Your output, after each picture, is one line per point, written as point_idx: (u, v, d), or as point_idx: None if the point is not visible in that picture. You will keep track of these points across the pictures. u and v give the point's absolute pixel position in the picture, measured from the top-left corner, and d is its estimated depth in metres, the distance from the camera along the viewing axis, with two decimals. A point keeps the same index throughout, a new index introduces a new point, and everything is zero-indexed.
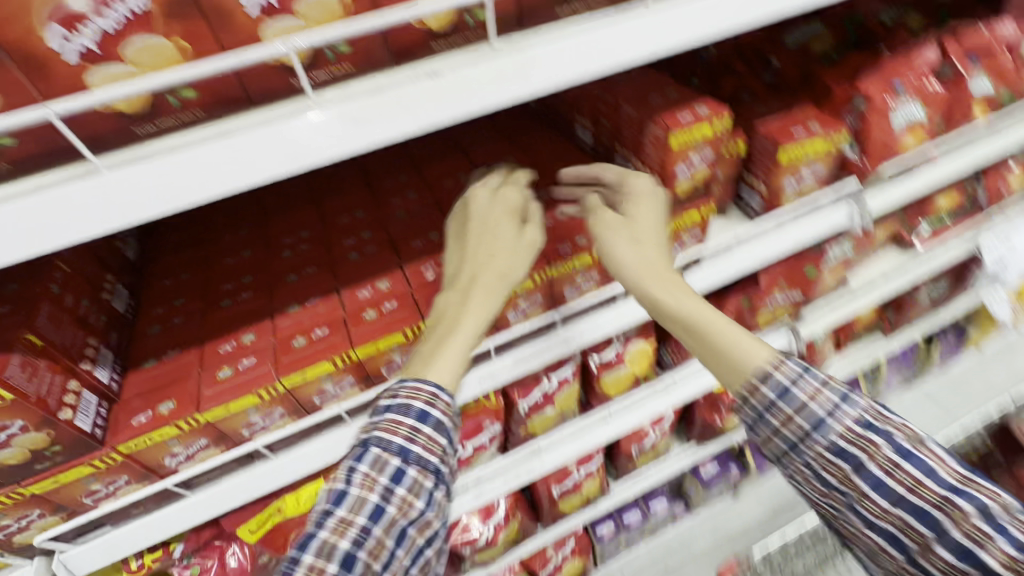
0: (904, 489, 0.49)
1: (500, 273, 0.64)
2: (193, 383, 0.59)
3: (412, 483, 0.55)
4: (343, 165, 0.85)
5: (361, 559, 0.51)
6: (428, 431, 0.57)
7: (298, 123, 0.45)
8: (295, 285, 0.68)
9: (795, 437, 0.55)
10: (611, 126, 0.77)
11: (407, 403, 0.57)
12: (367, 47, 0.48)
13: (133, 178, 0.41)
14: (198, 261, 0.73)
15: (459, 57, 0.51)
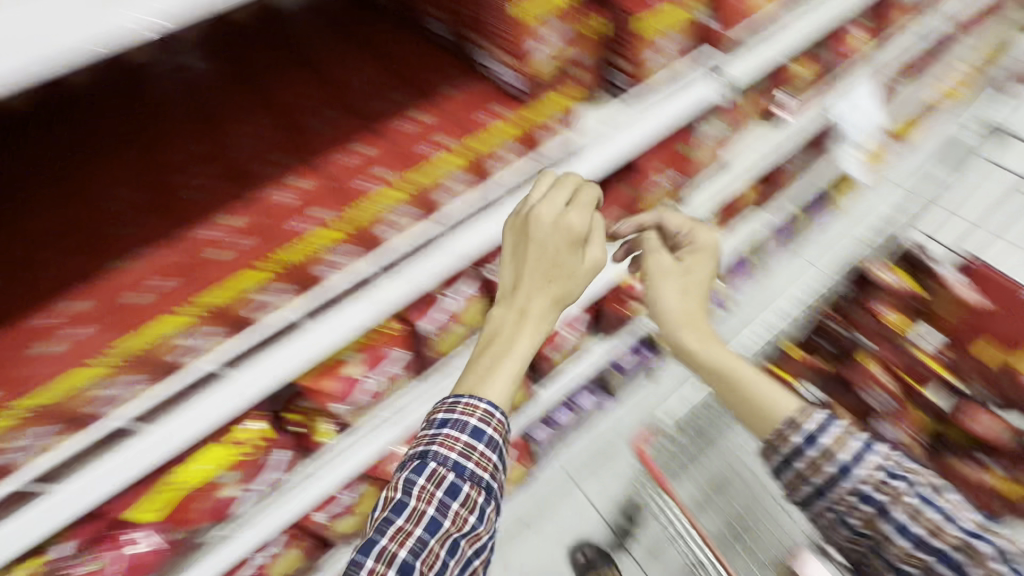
0: (921, 517, 0.67)
1: (553, 298, 0.73)
2: (13, 366, 0.53)
3: (466, 497, 0.69)
4: (161, 84, 0.71)
5: (417, 566, 0.63)
6: (480, 448, 0.71)
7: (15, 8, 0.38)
8: (117, 236, 0.59)
9: (824, 482, 0.74)
10: (461, 14, 0.71)
11: (464, 419, 0.70)
12: None
13: None
14: None
15: None
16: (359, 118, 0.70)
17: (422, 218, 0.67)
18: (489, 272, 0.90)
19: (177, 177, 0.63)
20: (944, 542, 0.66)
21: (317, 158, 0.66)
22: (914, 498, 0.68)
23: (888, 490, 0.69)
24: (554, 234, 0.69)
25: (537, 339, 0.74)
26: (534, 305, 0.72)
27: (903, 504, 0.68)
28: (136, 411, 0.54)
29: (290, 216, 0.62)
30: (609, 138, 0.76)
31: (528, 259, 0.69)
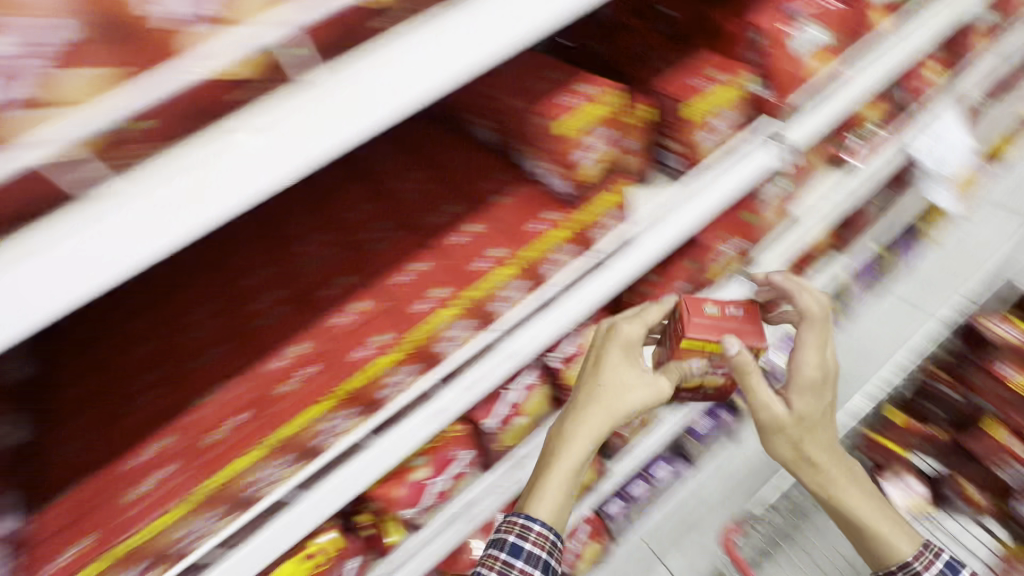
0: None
1: (624, 408, 0.72)
2: (115, 507, 0.54)
3: None
4: (241, 227, 0.77)
5: None
6: (519, 564, 0.71)
7: (55, 235, 0.33)
8: (190, 382, 0.62)
9: None
10: (502, 123, 0.67)
11: (501, 538, 0.73)
12: (167, 116, 0.35)
13: None
14: (161, 323, 0.70)
15: (281, 108, 0.39)
16: (405, 224, 0.70)
17: (477, 330, 0.66)
18: (551, 359, 0.90)
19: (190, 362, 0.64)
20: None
21: (376, 281, 0.65)
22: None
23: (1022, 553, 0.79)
24: (623, 365, 0.73)
25: (589, 450, 0.71)
26: (591, 416, 0.72)
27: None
28: (289, 488, 0.59)
29: (358, 341, 0.61)
30: (663, 223, 0.74)
31: (592, 380, 0.73)
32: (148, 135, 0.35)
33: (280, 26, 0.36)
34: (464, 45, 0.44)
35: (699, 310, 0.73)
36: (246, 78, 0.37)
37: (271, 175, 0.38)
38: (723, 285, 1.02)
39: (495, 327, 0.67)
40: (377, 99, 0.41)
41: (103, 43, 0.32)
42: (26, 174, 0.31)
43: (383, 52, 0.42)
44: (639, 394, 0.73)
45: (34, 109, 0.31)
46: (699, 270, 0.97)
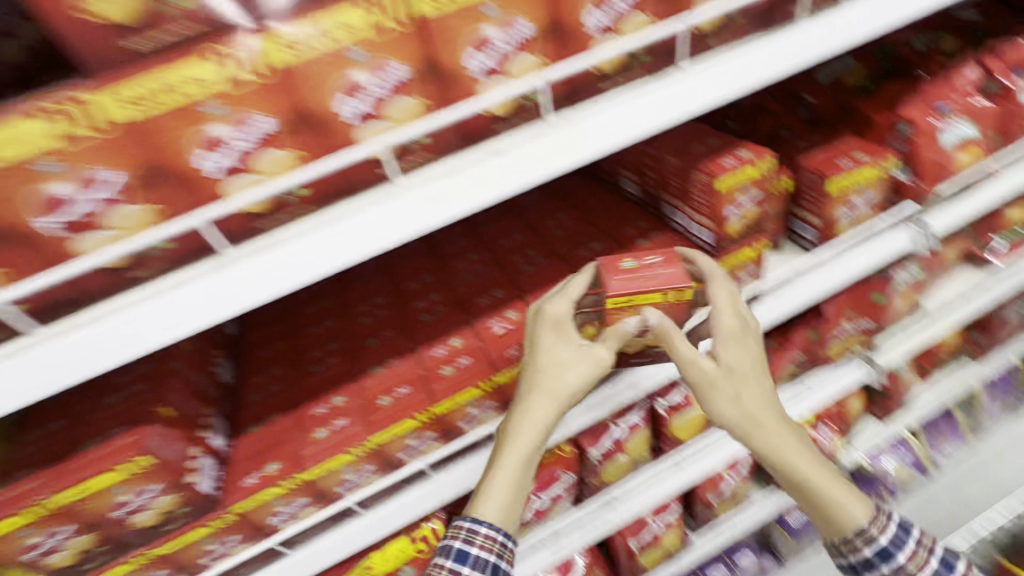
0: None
1: (556, 390, 0.61)
2: (295, 444, 0.63)
3: None
4: (409, 242, 0.91)
5: None
6: (467, 572, 0.60)
7: (367, 213, 0.46)
8: (365, 355, 0.73)
9: None
10: (656, 176, 0.75)
11: (445, 547, 0.61)
12: (443, 134, 0.48)
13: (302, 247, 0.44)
14: (338, 307, 0.84)
15: (523, 137, 0.49)
16: (556, 254, 0.80)
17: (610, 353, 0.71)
18: (659, 405, 0.93)
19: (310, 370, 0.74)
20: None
21: (528, 296, 0.74)
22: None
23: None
24: (554, 345, 0.61)
25: (539, 441, 0.61)
26: (532, 401, 0.61)
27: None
28: (431, 460, 0.68)
29: (509, 344, 0.69)
30: (790, 286, 0.79)
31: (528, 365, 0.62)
32: (425, 150, 0.48)
33: (533, 83, 0.47)
34: (666, 107, 0.52)
35: (615, 267, 0.61)
36: (503, 114, 0.49)
37: (496, 190, 0.48)
38: (841, 367, 1.03)
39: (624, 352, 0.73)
40: (586, 140, 0.50)
41: (424, 82, 0.45)
42: (352, 165, 0.45)
43: (601, 105, 0.51)
44: (586, 367, 0.60)
45: (376, 119, 0.44)
46: (820, 343, 0.96)
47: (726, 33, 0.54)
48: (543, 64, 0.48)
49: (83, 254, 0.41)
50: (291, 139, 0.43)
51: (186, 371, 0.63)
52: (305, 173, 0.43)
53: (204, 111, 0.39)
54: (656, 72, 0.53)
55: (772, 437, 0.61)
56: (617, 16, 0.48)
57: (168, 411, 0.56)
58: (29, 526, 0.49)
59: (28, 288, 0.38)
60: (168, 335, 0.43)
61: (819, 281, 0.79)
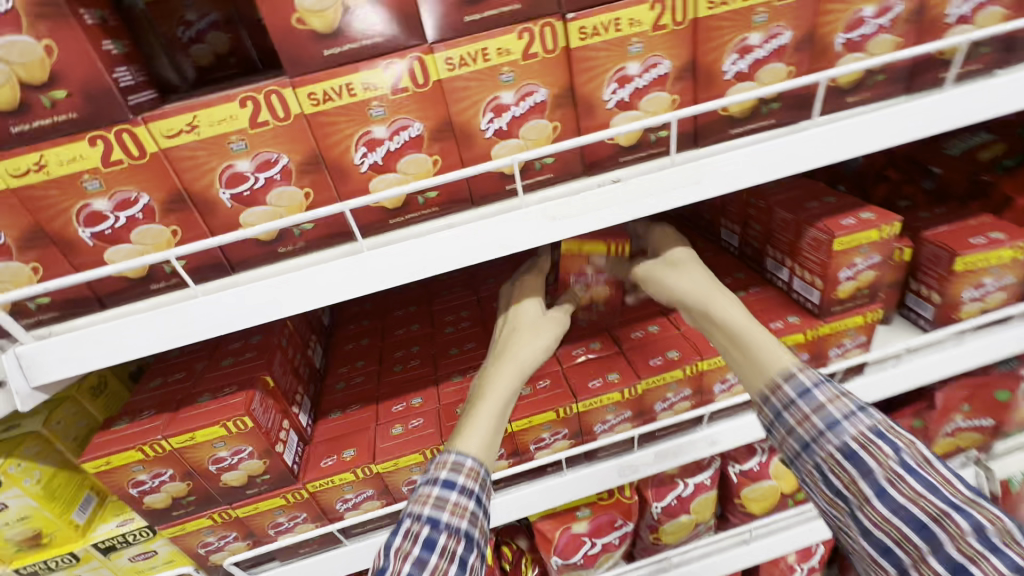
0: (901, 501, 0.42)
1: (530, 337, 0.62)
2: (370, 436, 0.65)
3: (443, 549, 0.49)
4: (497, 263, 0.94)
5: None
6: (454, 498, 0.52)
7: (486, 223, 0.48)
8: (446, 363, 0.75)
9: (808, 438, 0.48)
10: (762, 229, 0.73)
11: (433, 475, 0.54)
12: (567, 157, 0.50)
13: (421, 246, 0.47)
14: (424, 315, 0.88)
15: (644, 170, 0.51)
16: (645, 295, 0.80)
17: (692, 402, 0.68)
18: (732, 469, 0.87)
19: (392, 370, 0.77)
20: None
21: (613, 330, 0.73)
22: (925, 495, 0.42)
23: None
24: (523, 296, 0.66)
25: (518, 381, 0.59)
26: (508, 345, 0.62)
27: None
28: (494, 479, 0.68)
29: (591, 374, 0.67)
30: (897, 362, 0.74)
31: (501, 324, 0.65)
32: (548, 170, 0.50)
33: (665, 119, 0.47)
34: (796, 156, 0.51)
35: None
36: (628, 145, 0.51)
37: (609, 217, 0.50)
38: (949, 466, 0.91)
39: (707, 405, 0.69)
40: (706, 180, 0.50)
41: (559, 108, 0.48)
42: (481, 176, 0.49)
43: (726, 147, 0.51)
44: (554, 321, 0.64)
45: (511, 137, 0.48)
46: (926, 434, 0.86)
47: (864, 89, 0.53)
48: (674, 103, 0.49)
49: (244, 225, 0.46)
50: (432, 145, 0.46)
51: (287, 347, 0.68)
52: (439, 179, 0.46)
53: (370, 113, 0.44)
54: (788, 123, 0.53)
55: (718, 299, 0.57)
56: (755, 63, 0.49)
57: (270, 380, 0.60)
58: (139, 462, 0.54)
59: (191, 249, 0.43)
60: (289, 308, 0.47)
61: (931, 362, 0.74)
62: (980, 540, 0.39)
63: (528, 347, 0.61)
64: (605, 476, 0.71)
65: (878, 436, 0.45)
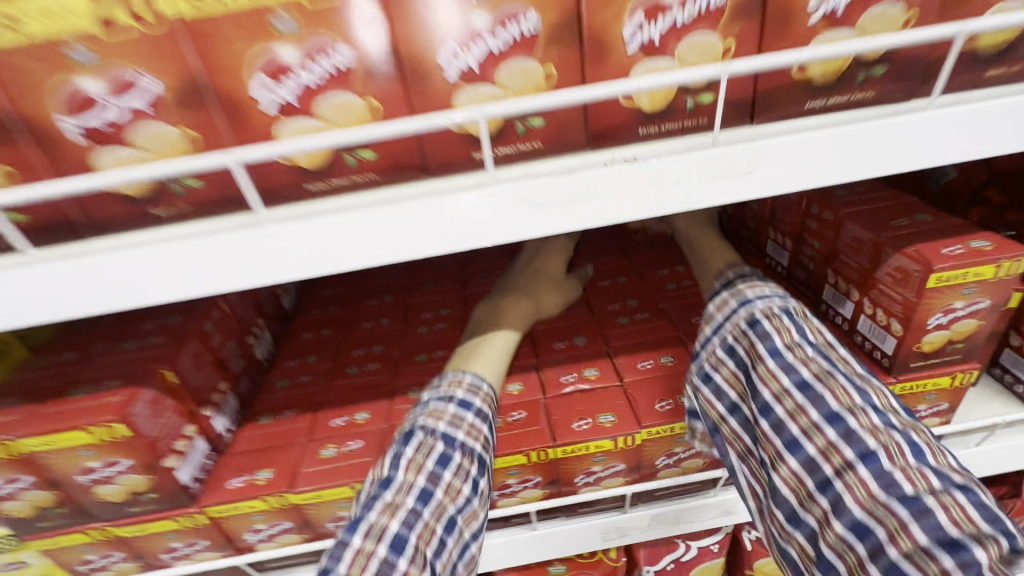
0: (796, 362, 0.43)
1: (550, 289, 0.65)
2: (295, 454, 0.53)
3: (459, 467, 0.46)
4: (493, 256, 0.80)
5: (413, 544, 0.42)
6: (469, 419, 0.49)
7: (437, 204, 0.35)
8: (409, 371, 0.62)
9: (719, 319, 0.50)
10: (823, 247, 0.57)
11: (447, 394, 0.51)
12: (564, 121, 0.36)
13: (345, 228, 0.35)
14: (399, 308, 0.75)
15: (671, 149, 0.35)
16: (663, 314, 0.65)
17: (705, 460, 0.53)
18: (747, 535, 0.71)
19: (344, 372, 0.64)
20: (902, 517, 0.35)
21: (616, 356, 0.59)
22: (817, 360, 0.43)
23: (816, 442, 0.40)
24: (551, 248, 0.68)
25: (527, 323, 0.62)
26: (531, 289, 0.64)
27: (915, 442, 0.38)
28: None
29: (576, 411, 0.53)
30: (983, 439, 0.57)
31: (521, 267, 0.67)
32: (535, 136, 0.36)
33: (713, 73, 0.32)
34: (898, 146, 0.35)
35: None
36: (654, 111, 0.35)
37: (615, 211, 0.35)
38: None
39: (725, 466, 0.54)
40: (761, 172, 0.35)
41: (556, 44, 0.33)
42: (437, 135, 0.34)
43: (797, 125, 0.35)
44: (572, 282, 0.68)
45: (482, 82, 0.33)
46: None
47: (1013, 59, 0.36)
48: (726, 53, 0.34)
49: (98, 170, 0.33)
50: (367, 83, 0.32)
51: (213, 333, 0.56)
52: (368, 133, 0.32)
53: (274, 26, 0.30)
54: (893, 100, 0.36)
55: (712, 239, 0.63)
56: (857, 2, 0.33)
57: (172, 376, 0.48)
58: None
59: (5, 198, 0.30)
60: (163, 294, 0.35)
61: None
62: (863, 400, 0.40)
63: (547, 297, 0.64)
64: (584, 537, 0.56)
65: (785, 313, 0.46)
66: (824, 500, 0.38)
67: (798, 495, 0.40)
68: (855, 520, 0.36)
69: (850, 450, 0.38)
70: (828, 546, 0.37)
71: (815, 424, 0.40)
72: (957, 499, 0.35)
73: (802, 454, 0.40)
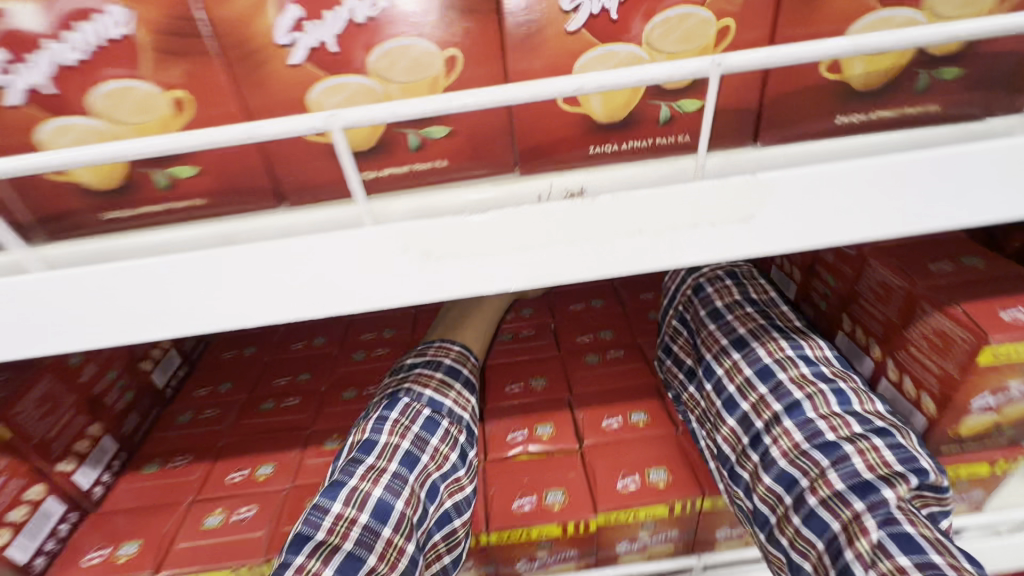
0: (734, 323, 0.45)
1: None
2: (174, 521, 0.43)
3: (447, 434, 0.41)
4: None
5: (399, 512, 0.35)
6: (456, 388, 0.45)
7: (287, 249, 0.24)
8: (332, 412, 0.52)
9: (672, 290, 0.54)
10: (840, 286, 0.46)
11: (434, 359, 0.47)
12: (479, 132, 0.24)
13: (148, 281, 0.24)
14: (338, 325, 0.64)
15: (635, 179, 0.24)
16: (640, 354, 0.54)
17: (677, 548, 0.43)
18: None
19: (258, 408, 0.54)
20: (822, 464, 0.34)
21: (577, 407, 0.49)
22: (755, 319, 0.45)
23: (749, 397, 0.40)
24: None
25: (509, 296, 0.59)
26: None
27: (841, 391, 0.38)
28: None
29: (521, 482, 0.43)
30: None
31: None
32: (438, 151, 0.24)
33: (696, 69, 0.21)
34: (966, 189, 0.24)
35: None
36: (611, 124, 0.24)
37: (550, 267, 0.24)
38: None
39: (703, 555, 0.44)
40: (764, 221, 0.24)
41: (460, 14, 0.21)
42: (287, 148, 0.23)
43: (821, 152, 0.24)
44: None
45: (346, 71, 0.22)
46: None
47: None
48: (723, 38, 0.22)
49: None
50: (164, 68, 0.21)
51: (83, 364, 0.46)
52: (155, 141, 0.20)
53: None
54: (964, 117, 0.25)
55: None
56: None
57: (4, 430, 0.38)
58: None
59: None
60: None
61: None
62: (794, 354, 0.41)
63: None
64: None
65: (730, 278, 0.49)
66: (755, 453, 0.38)
67: (734, 451, 0.40)
68: (781, 470, 0.36)
69: (778, 403, 0.38)
70: (758, 498, 0.37)
71: (748, 380, 0.41)
72: (874, 442, 0.34)
73: (738, 411, 0.41)
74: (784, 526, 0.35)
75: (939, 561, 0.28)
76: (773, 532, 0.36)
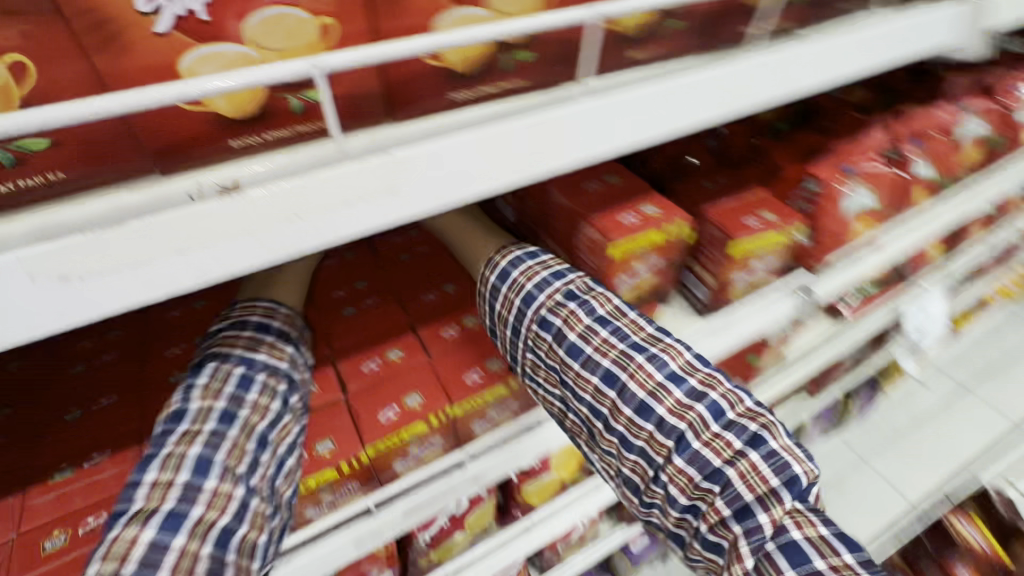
0: (596, 355, 0.41)
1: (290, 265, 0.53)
2: None
3: (263, 386, 0.39)
4: None
5: (219, 462, 0.34)
6: (270, 340, 0.43)
7: None
8: (53, 440, 0.44)
9: (513, 319, 0.46)
10: (535, 212, 0.55)
11: (239, 321, 0.43)
12: (90, 137, 0.23)
13: None
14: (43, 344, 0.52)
15: (284, 169, 0.26)
16: (393, 298, 0.57)
17: (443, 450, 0.51)
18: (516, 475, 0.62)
19: None
20: (712, 491, 0.35)
21: (337, 360, 0.51)
22: (617, 343, 0.41)
23: (640, 435, 0.38)
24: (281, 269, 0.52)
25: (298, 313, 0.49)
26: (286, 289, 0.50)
27: (715, 401, 0.37)
28: None
29: None
30: None
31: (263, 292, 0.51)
32: (44, 164, 0.22)
33: (298, 70, 0.23)
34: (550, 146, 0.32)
35: None
36: (240, 117, 0.25)
37: (213, 265, 0.25)
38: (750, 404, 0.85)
39: (466, 446, 0.52)
40: (406, 191, 0.28)
41: (8, 15, 0.19)
42: None
43: (444, 126, 0.29)
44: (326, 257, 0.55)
45: None
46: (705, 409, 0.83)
47: (651, 42, 0.35)
48: (327, 33, 0.25)
49: None
50: None
51: None
52: None
53: None
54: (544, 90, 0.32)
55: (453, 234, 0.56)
56: None
57: None
58: None
59: None
60: None
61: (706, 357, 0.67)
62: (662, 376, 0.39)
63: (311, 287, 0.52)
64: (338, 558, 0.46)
65: (568, 298, 0.44)
66: (659, 489, 0.38)
67: (641, 482, 0.39)
68: (684, 504, 0.37)
69: (668, 440, 0.37)
70: (674, 524, 0.38)
71: (631, 420, 0.38)
72: (751, 458, 0.35)
73: (635, 448, 0.38)
74: (693, 543, 0.37)
75: (822, 567, 0.32)
76: (687, 548, 0.38)
